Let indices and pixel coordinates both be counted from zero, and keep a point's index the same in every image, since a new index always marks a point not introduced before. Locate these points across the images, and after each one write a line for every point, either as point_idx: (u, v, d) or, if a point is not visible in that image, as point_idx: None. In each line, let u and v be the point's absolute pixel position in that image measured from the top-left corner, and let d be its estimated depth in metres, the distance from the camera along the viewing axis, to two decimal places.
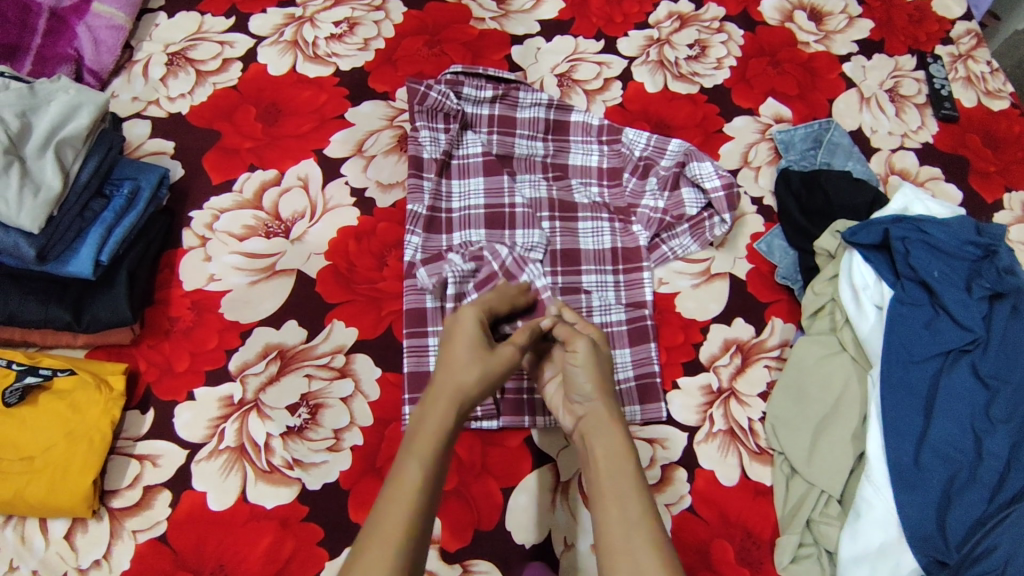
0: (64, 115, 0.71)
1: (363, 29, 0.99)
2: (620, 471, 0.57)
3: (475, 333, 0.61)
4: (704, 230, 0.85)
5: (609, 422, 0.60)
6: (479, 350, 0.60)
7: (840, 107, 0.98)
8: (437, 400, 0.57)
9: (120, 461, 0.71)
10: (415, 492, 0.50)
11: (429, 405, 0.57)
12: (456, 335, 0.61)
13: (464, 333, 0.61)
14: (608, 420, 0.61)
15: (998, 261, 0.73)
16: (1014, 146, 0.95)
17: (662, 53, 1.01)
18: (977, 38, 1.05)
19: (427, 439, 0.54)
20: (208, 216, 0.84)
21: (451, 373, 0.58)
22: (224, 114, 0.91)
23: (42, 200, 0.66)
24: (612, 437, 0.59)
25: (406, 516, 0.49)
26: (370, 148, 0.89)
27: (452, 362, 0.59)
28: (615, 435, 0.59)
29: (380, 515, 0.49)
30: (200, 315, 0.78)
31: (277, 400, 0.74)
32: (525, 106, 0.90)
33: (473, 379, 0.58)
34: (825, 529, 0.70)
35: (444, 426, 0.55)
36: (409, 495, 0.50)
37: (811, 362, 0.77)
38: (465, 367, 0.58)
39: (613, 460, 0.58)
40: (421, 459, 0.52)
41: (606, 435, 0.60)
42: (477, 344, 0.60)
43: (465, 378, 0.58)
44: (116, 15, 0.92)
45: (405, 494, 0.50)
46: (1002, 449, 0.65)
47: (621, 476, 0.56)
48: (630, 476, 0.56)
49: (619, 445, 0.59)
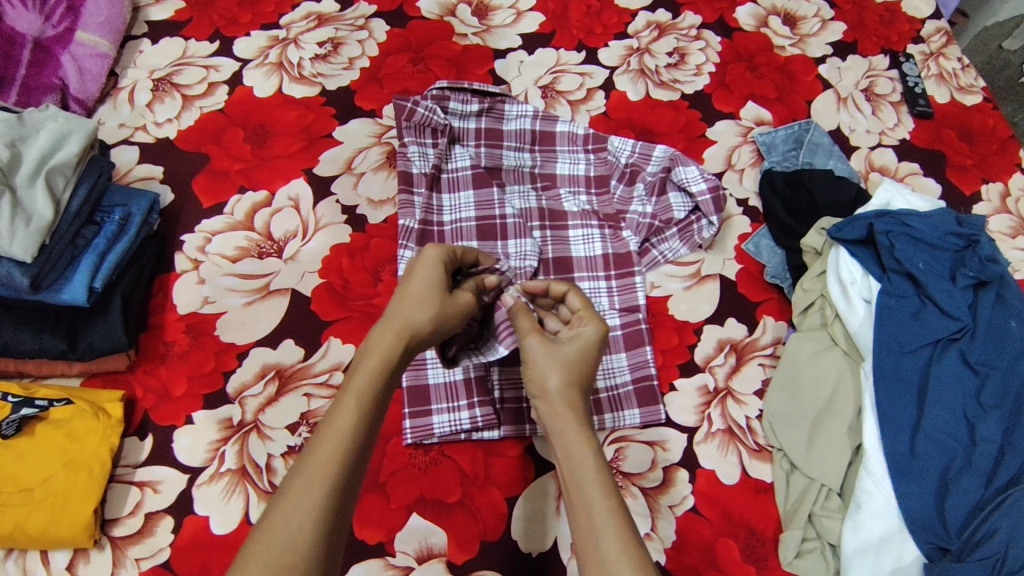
0: (53, 143, 0.71)
1: (348, 48, 1.00)
2: (582, 473, 0.55)
3: (438, 277, 0.60)
4: (692, 232, 0.86)
5: (569, 418, 0.58)
6: (437, 291, 0.59)
7: (818, 108, 1.01)
8: (383, 332, 0.56)
9: (121, 488, 0.70)
10: (343, 441, 0.50)
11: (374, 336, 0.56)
12: (418, 272, 0.60)
13: (424, 275, 0.60)
14: (563, 412, 0.58)
15: (980, 250, 0.74)
16: (989, 139, 0.98)
17: (643, 61, 1.03)
18: (947, 36, 1.08)
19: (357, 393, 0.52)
20: (201, 238, 0.84)
21: (394, 309, 0.58)
22: (211, 137, 0.91)
23: (34, 228, 0.66)
24: (569, 428, 0.57)
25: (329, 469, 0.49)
26: (359, 165, 0.90)
27: (406, 299, 0.58)
28: (573, 424, 0.58)
29: (307, 464, 0.49)
30: (196, 338, 0.78)
31: (277, 419, 0.74)
32: (511, 118, 0.92)
33: (426, 316, 0.57)
34: (827, 523, 0.71)
35: (381, 369, 0.54)
36: (338, 446, 0.50)
37: (804, 358, 0.79)
38: (416, 304, 0.57)
39: (569, 453, 0.56)
40: (357, 406, 0.52)
41: (567, 430, 0.57)
42: (433, 286, 0.59)
43: (415, 315, 0.57)
44: (99, 43, 0.92)
45: (335, 440, 0.50)
46: (994, 434, 0.66)
47: (580, 469, 0.55)
48: (593, 468, 0.55)
49: (580, 438, 0.57)
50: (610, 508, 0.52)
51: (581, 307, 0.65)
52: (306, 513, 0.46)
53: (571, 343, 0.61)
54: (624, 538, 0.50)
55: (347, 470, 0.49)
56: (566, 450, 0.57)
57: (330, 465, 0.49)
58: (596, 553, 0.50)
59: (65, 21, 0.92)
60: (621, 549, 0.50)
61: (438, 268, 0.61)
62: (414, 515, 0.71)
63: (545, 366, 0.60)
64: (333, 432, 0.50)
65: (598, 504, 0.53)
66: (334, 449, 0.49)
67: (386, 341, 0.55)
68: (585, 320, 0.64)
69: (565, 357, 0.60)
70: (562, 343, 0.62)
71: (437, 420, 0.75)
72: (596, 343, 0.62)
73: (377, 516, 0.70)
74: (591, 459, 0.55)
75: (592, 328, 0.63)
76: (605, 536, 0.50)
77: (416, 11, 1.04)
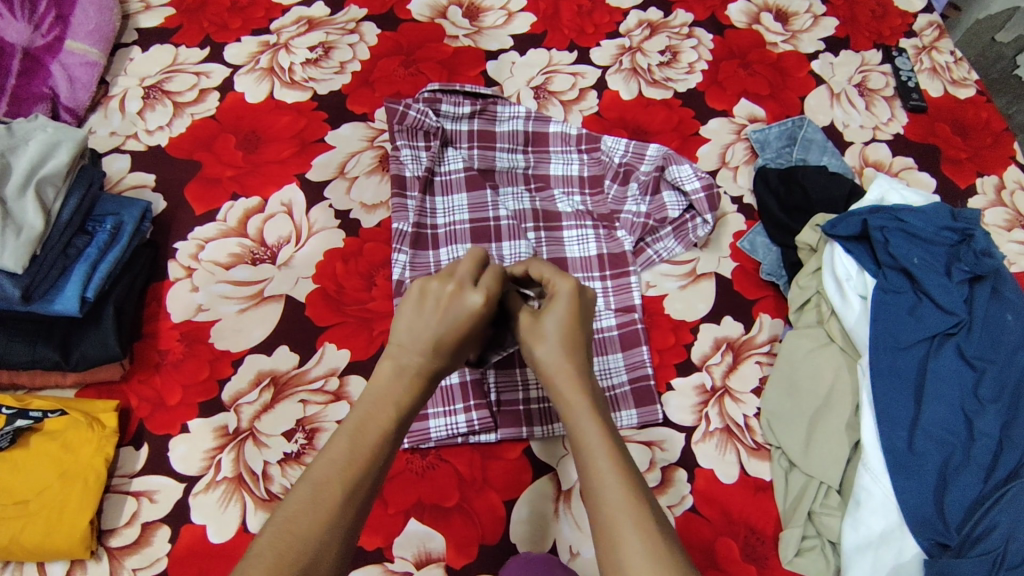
0: (42, 153, 0.71)
1: (339, 52, 1.00)
2: (585, 438, 0.53)
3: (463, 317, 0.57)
4: (687, 231, 0.86)
5: (568, 382, 0.56)
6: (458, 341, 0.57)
7: (812, 104, 1.00)
8: (406, 369, 0.56)
9: (117, 499, 0.70)
10: (367, 453, 0.51)
11: (398, 371, 0.55)
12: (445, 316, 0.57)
13: (454, 317, 0.57)
14: (563, 379, 0.57)
15: (975, 244, 0.74)
16: (982, 132, 0.98)
17: (635, 60, 1.02)
18: (939, 30, 1.08)
19: (382, 411, 0.54)
20: (194, 246, 0.84)
21: (418, 358, 0.56)
22: (203, 144, 0.91)
23: (25, 239, 0.66)
24: (568, 393, 0.56)
25: (354, 477, 0.50)
26: (351, 169, 0.90)
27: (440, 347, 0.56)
28: (575, 389, 0.56)
29: (326, 467, 0.50)
30: (190, 346, 0.78)
31: (272, 426, 0.73)
32: (504, 120, 0.92)
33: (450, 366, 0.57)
34: (827, 520, 0.71)
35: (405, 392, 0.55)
36: (364, 455, 0.51)
37: (801, 355, 0.78)
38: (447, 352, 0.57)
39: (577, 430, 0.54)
40: (362, 429, 0.52)
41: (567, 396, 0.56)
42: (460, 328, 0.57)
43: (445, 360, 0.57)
44: (89, 52, 0.92)
45: (362, 448, 0.51)
46: (993, 429, 0.66)
47: (582, 433, 0.54)
48: (595, 433, 0.53)
49: (577, 400, 0.55)
50: (623, 496, 0.50)
51: (549, 272, 0.61)
52: (318, 525, 0.47)
53: (550, 313, 0.59)
54: (641, 525, 0.48)
55: (366, 484, 0.50)
56: (569, 417, 0.55)
57: (346, 478, 0.50)
58: (603, 520, 0.49)
59: (54, 30, 0.91)
60: (627, 513, 0.49)
61: (463, 309, 0.57)
62: (412, 520, 0.70)
63: (531, 338, 0.59)
64: (353, 450, 0.51)
65: (601, 467, 0.52)
66: (348, 464, 0.50)
67: (407, 379, 0.55)
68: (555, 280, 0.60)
69: (551, 325, 0.58)
70: (545, 312, 0.59)
71: (434, 425, 0.74)
72: (575, 301, 0.59)
73: (376, 522, 0.70)
74: (593, 425, 0.54)
75: (563, 285, 0.59)
76: (610, 499, 0.50)
77: (406, 14, 1.04)
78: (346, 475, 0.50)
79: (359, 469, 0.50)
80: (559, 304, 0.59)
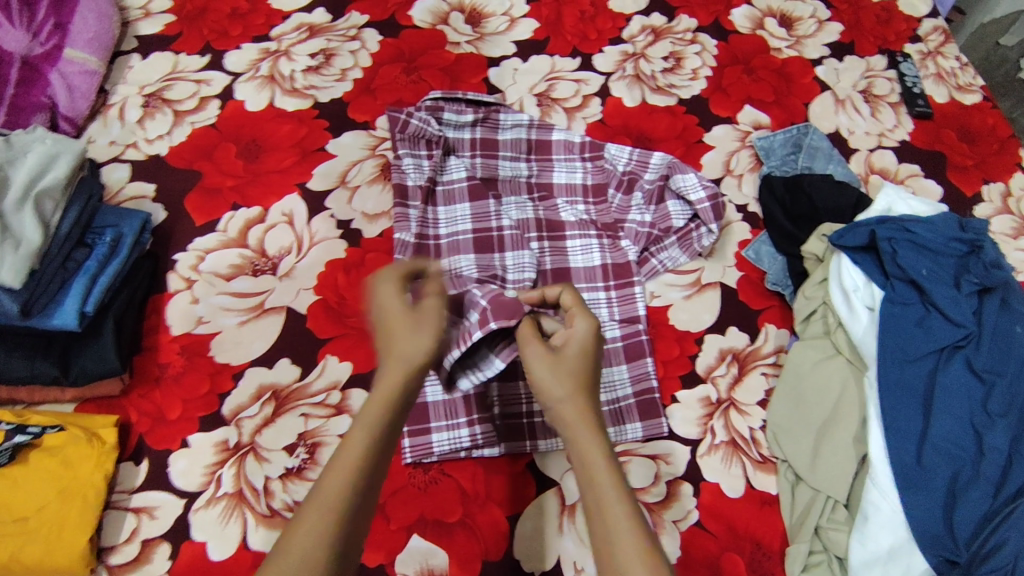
0: (41, 166, 0.70)
1: (340, 59, 0.99)
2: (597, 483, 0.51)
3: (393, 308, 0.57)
4: (692, 241, 0.86)
5: (581, 424, 0.54)
6: (408, 315, 0.56)
7: (816, 110, 1.00)
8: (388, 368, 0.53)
9: (117, 515, 0.69)
10: (362, 459, 0.48)
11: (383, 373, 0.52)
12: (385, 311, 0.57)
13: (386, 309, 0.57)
14: (576, 422, 0.54)
15: (985, 255, 0.74)
16: (989, 139, 0.97)
17: (638, 67, 1.02)
18: (944, 35, 1.07)
19: (376, 415, 0.50)
20: (194, 257, 0.83)
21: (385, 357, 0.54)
22: (204, 153, 0.90)
23: (24, 254, 0.65)
24: (579, 433, 0.53)
25: (348, 483, 0.47)
26: (353, 178, 0.89)
27: (389, 338, 0.55)
28: (586, 431, 0.53)
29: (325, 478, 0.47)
30: (191, 359, 0.77)
31: (274, 441, 0.73)
32: (506, 128, 0.91)
33: (410, 345, 0.54)
34: (834, 535, 0.70)
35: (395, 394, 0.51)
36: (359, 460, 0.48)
37: (807, 366, 0.78)
38: (398, 336, 0.54)
39: (590, 475, 0.51)
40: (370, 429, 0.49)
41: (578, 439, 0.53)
42: (396, 317, 0.56)
43: (402, 345, 0.53)
44: (88, 60, 0.91)
45: (355, 457, 0.48)
46: (1002, 444, 0.65)
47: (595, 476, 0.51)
48: (606, 476, 0.50)
49: (591, 441, 0.53)
50: (634, 542, 0.47)
51: (575, 306, 0.62)
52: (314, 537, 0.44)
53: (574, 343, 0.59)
54: None
55: (362, 492, 0.47)
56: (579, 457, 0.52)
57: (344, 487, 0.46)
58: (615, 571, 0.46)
59: (53, 38, 0.90)
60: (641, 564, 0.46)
61: (388, 307, 0.57)
62: (414, 536, 0.70)
63: (548, 374, 0.56)
64: (348, 457, 0.48)
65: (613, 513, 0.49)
66: (355, 476, 0.47)
67: (396, 378, 0.52)
68: (577, 318, 0.61)
69: (569, 365, 0.57)
70: (563, 350, 0.58)
71: (437, 439, 0.73)
72: (592, 339, 0.60)
73: (378, 538, 0.69)
74: (604, 469, 0.51)
75: (582, 324, 0.60)
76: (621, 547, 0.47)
77: (408, 20, 1.03)
78: (341, 486, 0.46)
79: (357, 477, 0.47)
80: (575, 343, 0.59)
